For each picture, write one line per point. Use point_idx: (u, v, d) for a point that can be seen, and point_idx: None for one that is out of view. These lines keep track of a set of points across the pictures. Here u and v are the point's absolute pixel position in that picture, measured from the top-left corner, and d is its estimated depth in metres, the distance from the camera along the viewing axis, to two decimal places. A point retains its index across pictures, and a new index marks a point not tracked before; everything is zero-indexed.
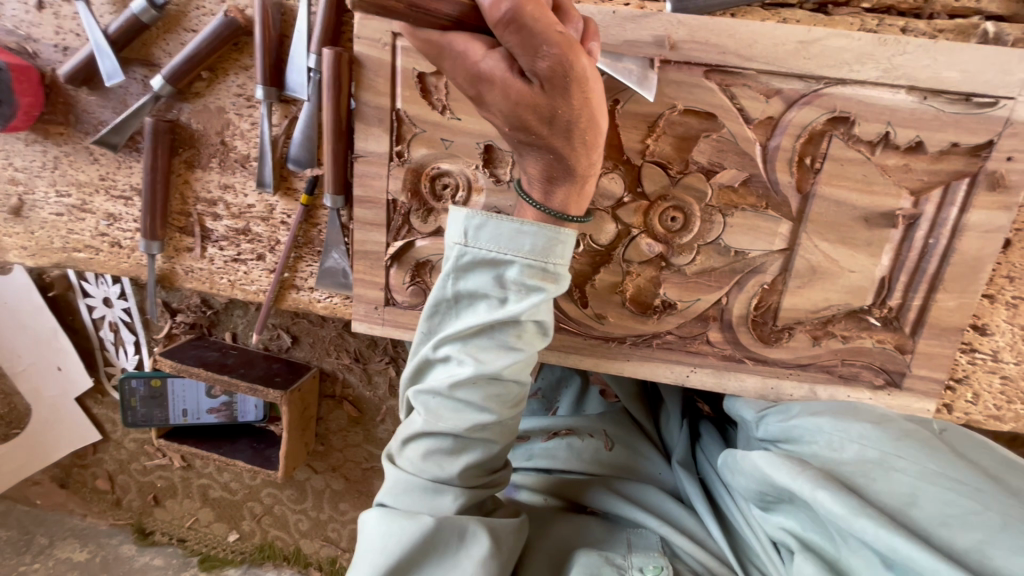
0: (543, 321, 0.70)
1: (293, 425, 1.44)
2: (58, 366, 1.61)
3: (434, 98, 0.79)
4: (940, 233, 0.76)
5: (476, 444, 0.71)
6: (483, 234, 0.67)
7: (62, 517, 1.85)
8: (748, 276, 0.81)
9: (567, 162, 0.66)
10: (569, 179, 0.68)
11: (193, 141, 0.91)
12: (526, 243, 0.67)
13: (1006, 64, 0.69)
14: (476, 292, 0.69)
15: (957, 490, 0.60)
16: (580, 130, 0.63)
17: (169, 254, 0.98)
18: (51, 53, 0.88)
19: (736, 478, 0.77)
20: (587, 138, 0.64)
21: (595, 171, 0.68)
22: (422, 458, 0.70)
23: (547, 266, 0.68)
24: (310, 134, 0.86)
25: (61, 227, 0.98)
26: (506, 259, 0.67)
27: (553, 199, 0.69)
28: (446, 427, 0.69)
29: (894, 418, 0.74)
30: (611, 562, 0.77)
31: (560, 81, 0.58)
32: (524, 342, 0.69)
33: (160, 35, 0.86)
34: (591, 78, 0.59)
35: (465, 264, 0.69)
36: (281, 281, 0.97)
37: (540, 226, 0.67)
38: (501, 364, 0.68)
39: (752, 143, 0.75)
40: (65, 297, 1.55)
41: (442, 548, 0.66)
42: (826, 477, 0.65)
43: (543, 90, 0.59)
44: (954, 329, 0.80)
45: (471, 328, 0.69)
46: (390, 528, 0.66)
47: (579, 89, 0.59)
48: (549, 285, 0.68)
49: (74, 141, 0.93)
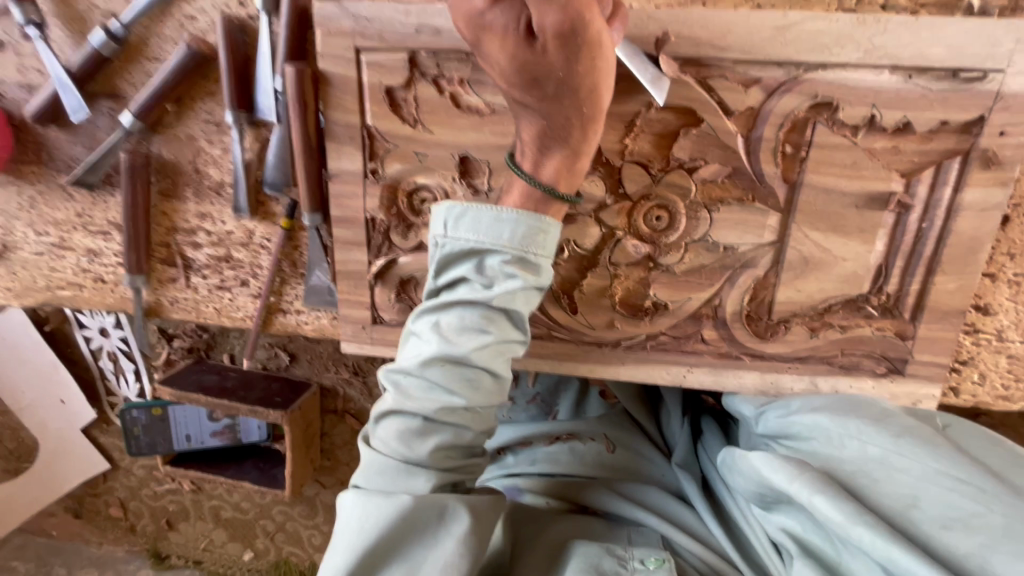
0: (518, 311, 0.67)
1: (297, 444, 1.44)
2: (62, 399, 1.62)
3: (403, 111, 0.77)
4: (935, 215, 0.73)
5: (446, 428, 0.68)
6: (463, 223, 0.67)
7: (79, 547, 1.86)
8: (739, 271, 0.79)
9: (563, 130, 0.66)
10: (561, 150, 0.67)
11: (168, 172, 0.89)
12: (506, 231, 0.66)
13: (993, 35, 0.66)
14: (455, 276, 0.68)
15: (961, 489, 0.59)
16: (579, 98, 0.63)
17: (153, 286, 0.97)
18: (15, 92, 0.86)
19: (734, 477, 0.75)
20: (586, 110, 0.64)
21: (590, 146, 0.68)
22: (393, 437, 0.68)
23: (526, 256, 0.67)
24: (284, 156, 0.84)
25: (43, 266, 0.97)
26: (485, 246, 0.66)
27: (543, 170, 0.68)
28: (418, 406, 0.67)
29: (897, 415, 0.72)
30: (612, 552, 0.79)
31: (570, 40, 0.58)
32: (496, 328, 0.67)
33: (124, 66, 0.84)
34: (602, 45, 0.60)
35: (443, 250, 0.68)
36: (267, 306, 0.95)
37: (521, 211, 0.66)
38: (476, 346, 0.66)
39: (733, 136, 0.73)
40: (62, 330, 1.55)
41: (421, 527, 0.66)
42: (824, 480, 0.63)
43: (550, 50, 0.59)
44: (955, 312, 0.77)
45: (450, 307, 0.68)
46: (368, 507, 0.65)
47: (588, 53, 0.60)
48: (526, 274, 0.67)
49: (47, 179, 0.91)
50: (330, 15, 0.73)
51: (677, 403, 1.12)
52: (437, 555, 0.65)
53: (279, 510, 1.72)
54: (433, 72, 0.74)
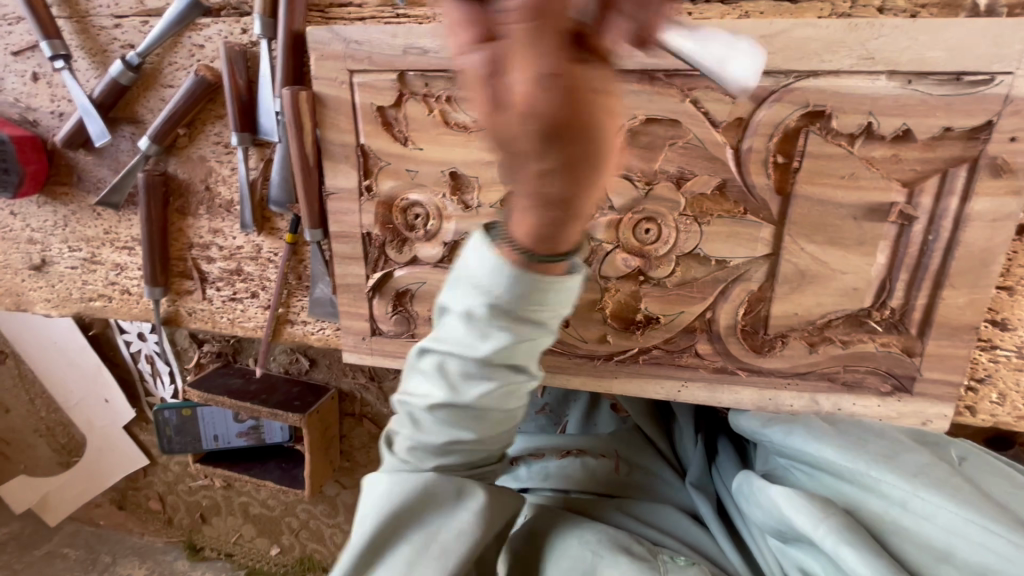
0: (524, 360, 0.62)
1: (316, 446, 1.49)
2: (106, 399, 1.73)
3: (395, 130, 0.79)
4: (940, 227, 0.69)
5: (454, 453, 0.68)
6: (470, 261, 0.58)
7: (124, 536, 1.98)
8: (732, 285, 0.77)
9: (549, 200, 0.43)
10: (546, 214, 0.45)
11: (182, 190, 0.95)
12: (511, 284, 0.55)
13: (999, 36, 0.62)
14: (457, 308, 0.60)
15: (989, 542, 0.61)
16: (570, 203, 0.43)
17: (172, 297, 1.02)
18: (48, 120, 0.93)
19: (753, 508, 0.79)
20: (581, 192, 0.42)
21: (581, 208, 0.45)
22: (405, 453, 0.68)
23: (534, 311, 0.57)
24: (287, 174, 0.88)
25: (77, 279, 1.05)
26: (487, 300, 0.57)
27: (529, 236, 0.50)
28: (428, 437, 0.65)
29: (905, 446, 0.73)
30: (641, 545, 0.83)
31: (572, 166, 0.38)
32: (501, 375, 0.62)
33: (141, 93, 0.90)
34: (612, 128, 0.37)
35: (452, 292, 0.60)
36: (276, 317, 0.99)
37: (517, 257, 0.54)
38: (477, 395, 0.62)
39: (721, 147, 0.71)
40: (105, 334, 1.66)
41: (439, 499, 0.66)
42: (849, 529, 0.66)
43: (547, 174, 0.39)
44: (967, 328, 0.73)
45: (456, 352, 0.62)
46: (392, 481, 0.67)
47: (590, 166, 0.39)
48: (519, 328, 0.58)
49: (78, 199, 0.99)
50: (322, 40, 0.76)
51: (691, 423, 1.11)
52: (454, 526, 0.66)
53: (302, 508, 1.78)
54: (422, 91, 0.76)
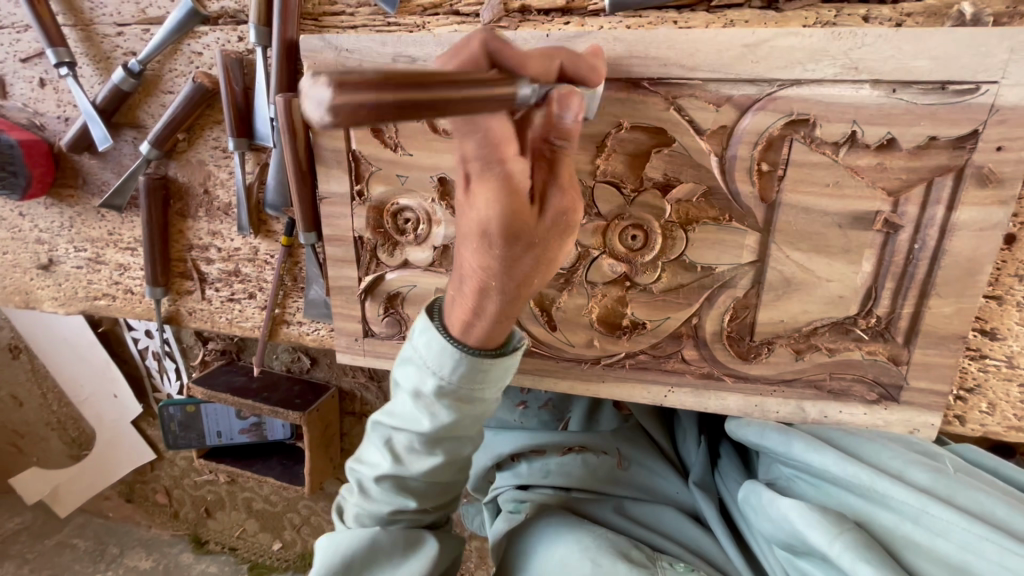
0: (463, 434, 0.73)
1: (316, 443, 1.52)
2: (115, 394, 1.78)
3: (386, 136, 0.80)
4: (926, 236, 0.69)
5: (398, 521, 0.79)
6: (421, 343, 0.69)
7: (131, 529, 2.02)
8: (718, 292, 0.78)
9: (491, 298, 0.64)
10: (483, 311, 0.65)
11: (182, 193, 0.97)
12: (449, 365, 0.67)
13: (984, 46, 0.61)
14: (408, 386, 0.71)
15: (1010, 561, 0.60)
16: (511, 302, 0.65)
17: (173, 297, 1.05)
18: (55, 124, 0.96)
19: (761, 518, 0.80)
20: (516, 298, 0.65)
21: (505, 315, 0.66)
22: (355, 519, 0.78)
23: (464, 392, 0.69)
24: (282, 179, 0.89)
25: (82, 279, 1.08)
26: (431, 375, 0.68)
27: (470, 331, 0.67)
28: (376, 505, 0.77)
29: (907, 453, 0.73)
30: (641, 548, 0.88)
31: (518, 257, 0.61)
32: (442, 450, 0.73)
33: (143, 99, 0.92)
34: (554, 253, 0.64)
35: (407, 366, 0.71)
36: (273, 317, 1.01)
37: (461, 350, 0.67)
38: (423, 467, 0.73)
39: (706, 155, 0.71)
40: (114, 331, 1.70)
41: (387, 553, 0.76)
42: (863, 547, 0.66)
43: (510, 262, 0.61)
44: (954, 337, 0.72)
45: (405, 428, 0.72)
46: (339, 536, 0.77)
47: (538, 265, 0.64)
48: (459, 406, 0.70)
49: (83, 201, 1.02)
50: (315, 48, 0.77)
51: (693, 422, 1.14)
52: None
53: (304, 504, 1.81)
54: None
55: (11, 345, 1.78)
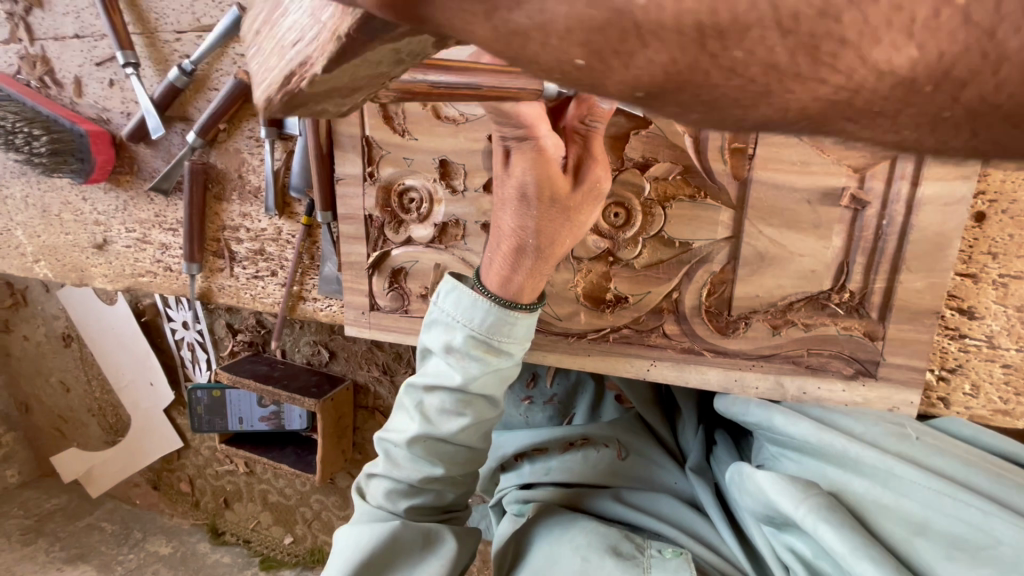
0: (489, 390, 0.76)
1: (328, 432, 1.58)
2: (150, 382, 1.89)
3: (395, 122, 0.89)
4: (894, 211, 0.72)
5: (428, 491, 0.80)
6: (449, 299, 0.75)
7: (155, 516, 2.11)
8: (696, 266, 0.82)
9: (530, 250, 0.71)
10: (526, 265, 0.72)
11: (220, 178, 1.09)
12: (477, 316, 0.72)
13: None
14: (437, 345, 0.76)
15: (961, 513, 0.63)
16: (551, 250, 0.71)
17: (206, 274, 1.16)
18: (119, 119, 1.12)
19: (742, 496, 0.80)
20: (554, 247, 0.71)
21: (545, 268, 0.73)
22: (382, 494, 0.80)
23: (492, 341, 0.73)
24: (305, 165, 1.00)
25: (130, 257, 1.21)
26: (459, 325, 0.73)
27: (509, 284, 0.73)
28: (404, 474, 0.78)
29: (875, 424, 0.75)
30: (630, 539, 0.87)
31: (558, 213, 0.69)
32: (472, 409, 0.76)
33: (192, 95, 1.05)
34: (587, 213, 0.72)
35: (435, 323, 0.77)
36: (292, 294, 1.11)
37: (492, 302, 0.72)
38: (455, 427, 0.76)
39: (680, 136, 0.77)
40: (155, 321, 1.81)
41: (408, 548, 0.76)
42: (828, 509, 0.67)
43: (547, 218, 0.69)
44: (927, 313, 0.74)
45: (436, 389, 0.76)
46: (361, 530, 0.76)
47: (572, 218, 0.71)
48: (489, 358, 0.73)
49: (136, 187, 1.16)
50: None
51: (693, 413, 1.11)
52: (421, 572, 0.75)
53: (316, 499, 1.84)
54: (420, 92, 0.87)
55: (63, 333, 1.94)
